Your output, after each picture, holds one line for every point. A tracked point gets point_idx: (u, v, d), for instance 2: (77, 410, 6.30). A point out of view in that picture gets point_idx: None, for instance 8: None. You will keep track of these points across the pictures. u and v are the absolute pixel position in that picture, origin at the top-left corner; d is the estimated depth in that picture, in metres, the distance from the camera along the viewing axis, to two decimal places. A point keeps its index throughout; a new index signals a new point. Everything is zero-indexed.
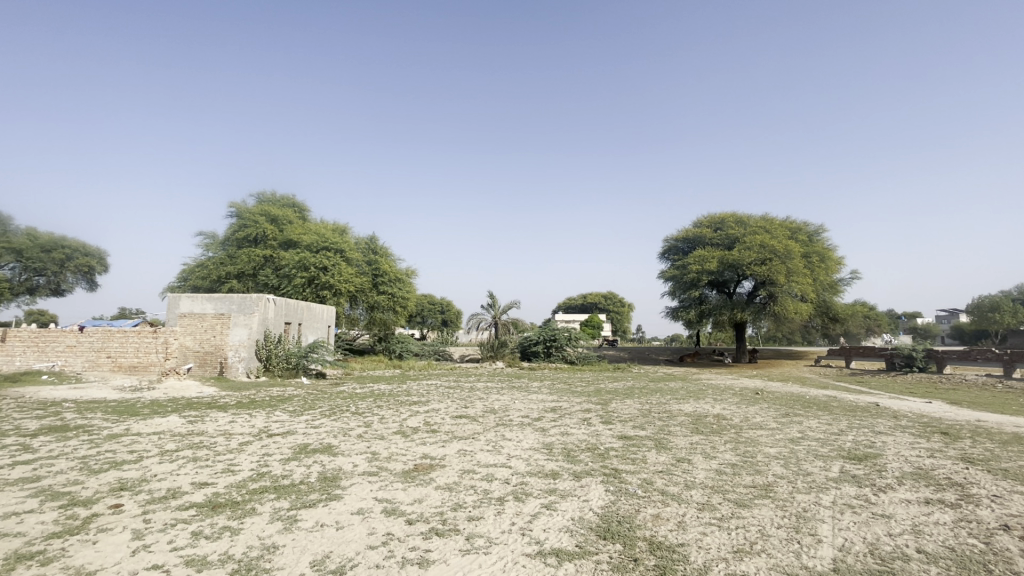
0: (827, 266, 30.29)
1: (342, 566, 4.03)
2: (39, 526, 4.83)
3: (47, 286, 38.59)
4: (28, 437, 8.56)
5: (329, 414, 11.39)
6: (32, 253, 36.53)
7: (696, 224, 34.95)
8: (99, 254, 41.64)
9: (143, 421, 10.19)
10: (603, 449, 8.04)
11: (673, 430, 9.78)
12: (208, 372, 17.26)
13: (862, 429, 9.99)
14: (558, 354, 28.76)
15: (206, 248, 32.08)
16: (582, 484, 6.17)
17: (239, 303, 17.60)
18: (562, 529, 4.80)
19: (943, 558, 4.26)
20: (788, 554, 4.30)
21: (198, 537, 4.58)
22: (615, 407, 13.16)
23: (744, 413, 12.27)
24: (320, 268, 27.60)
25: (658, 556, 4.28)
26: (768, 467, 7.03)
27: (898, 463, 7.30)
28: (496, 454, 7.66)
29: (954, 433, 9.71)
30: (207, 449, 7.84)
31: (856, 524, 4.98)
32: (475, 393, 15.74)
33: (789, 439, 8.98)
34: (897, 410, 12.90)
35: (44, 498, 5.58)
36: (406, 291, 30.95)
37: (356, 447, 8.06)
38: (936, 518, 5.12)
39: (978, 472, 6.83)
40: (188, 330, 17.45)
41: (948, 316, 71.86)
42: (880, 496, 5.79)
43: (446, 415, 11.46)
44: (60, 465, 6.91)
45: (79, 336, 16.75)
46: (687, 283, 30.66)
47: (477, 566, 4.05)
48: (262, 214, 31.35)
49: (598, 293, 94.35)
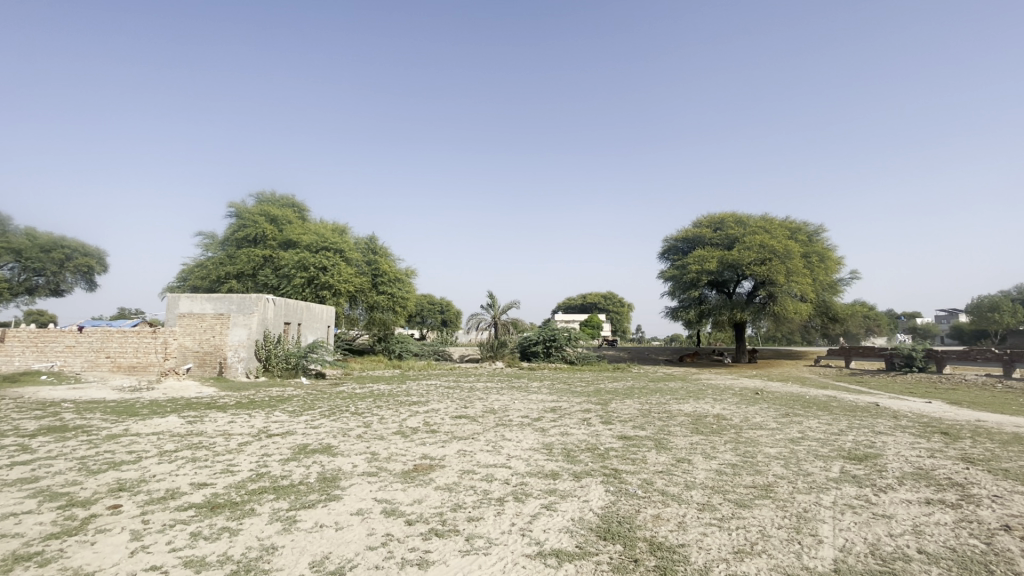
0: (827, 266, 30.30)
1: (341, 568, 4.01)
2: (37, 527, 4.81)
3: (46, 286, 38.56)
4: (26, 437, 8.54)
5: (329, 414, 11.37)
6: (31, 253, 36.49)
7: (695, 224, 34.95)
8: (98, 254, 41.64)
9: (142, 421, 10.17)
10: (603, 449, 8.03)
11: (673, 430, 9.77)
12: (207, 372, 17.24)
13: (862, 429, 9.98)
14: (558, 354, 28.76)
15: (206, 248, 32.05)
16: (582, 484, 6.15)
17: (238, 303, 17.57)
18: (562, 530, 4.79)
19: (944, 558, 4.25)
20: (788, 555, 4.29)
21: (196, 538, 4.56)
22: (615, 407, 13.17)
23: (744, 413, 12.27)
24: (320, 268, 27.59)
25: (658, 557, 4.27)
26: (768, 467, 7.02)
27: (898, 464, 7.29)
28: (496, 454, 7.65)
29: (955, 433, 9.70)
30: (207, 449, 7.83)
31: (857, 524, 4.96)
32: (475, 393, 15.72)
33: (790, 439, 8.97)
34: (897, 410, 12.89)
35: (42, 499, 5.57)
36: (405, 291, 30.94)
37: (355, 447, 8.04)
38: (937, 519, 5.11)
39: (979, 473, 6.82)
40: (188, 330, 17.44)
41: (948, 316, 71.83)
42: (880, 497, 5.78)
43: (445, 415, 11.45)
44: (59, 466, 6.89)
45: (78, 336, 16.72)
46: (687, 283, 30.64)
47: (477, 567, 4.04)
48: (262, 214, 31.32)
49: (598, 293, 94.30)
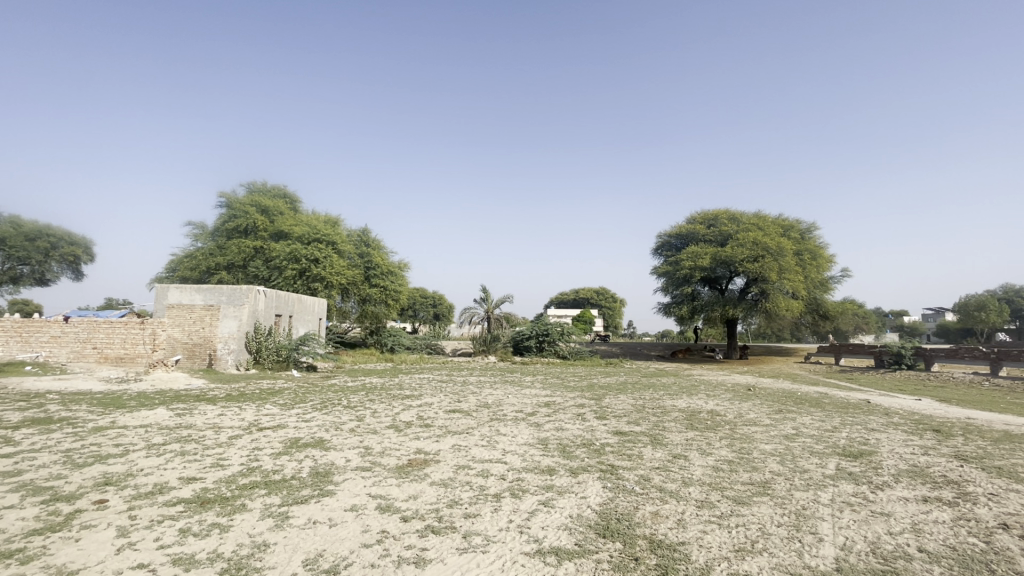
0: (817, 264, 30.49)
1: (336, 566, 3.91)
2: (18, 523, 4.65)
3: (31, 275, 37.82)
4: (9, 429, 8.33)
5: (321, 408, 11.26)
6: (15, 242, 35.69)
7: (689, 220, 34.87)
8: (85, 244, 40.93)
9: (129, 414, 9.97)
10: (599, 445, 7.97)
11: (669, 426, 9.75)
12: (196, 364, 16.99)
13: (855, 426, 9.98)
14: (551, 349, 28.66)
15: (195, 239, 31.50)
16: (579, 480, 6.09)
17: (227, 294, 17.31)
18: (561, 527, 4.71)
19: (945, 557, 4.23)
20: (789, 553, 4.24)
21: (185, 535, 4.43)
22: (608, 402, 13.15)
23: (738, 409, 12.27)
24: (311, 260, 27.34)
25: (659, 555, 4.20)
26: (764, 464, 7.00)
27: (894, 461, 7.28)
28: (491, 450, 7.56)
29: (947, 431, 9.73)
30: (195, 443, 7.66)
31: (856, 522, 4.95)
32: (468, 387, 15.58)
33: (784, 436, 8.95)
34: (889, 409, 12.91)
35: (26, 493, 5.40)
36: (398, 284, 30.75)
37: (348, 441, 7.94)
38: (935, 517, 5.10)
39: (974, 471, 6.82)
40: (176, 321, 17.07)
41: (936, 315, 72.76)
42: (878, 495, 5.76)
43: (439, 410, 11.34)
44: (42, 458, 6.71)
45: (64, 326, 16.37)
46: (681, 279, 30.68)
47: (476, 566, 3.95)
48: (252, 204, 30.76)
49: (591, 288, 94.00)
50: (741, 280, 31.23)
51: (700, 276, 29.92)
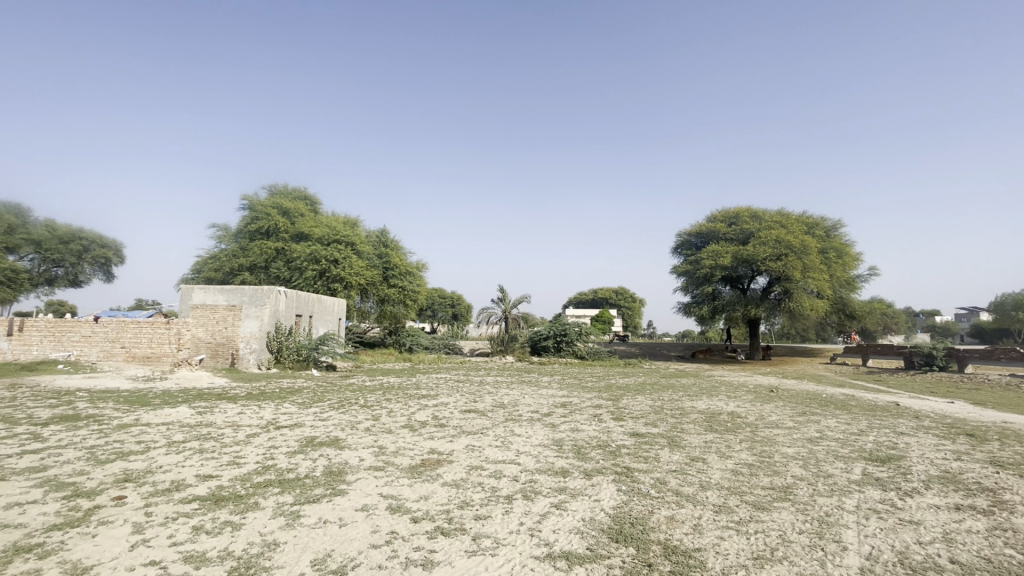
0: (844, 262, 29.60)
1: (344, 566, 3.88)
2: (40, 517, 4.76)
3: (65, 276, 39.14)
4: (38, 426, 8.55)
5: (338, 406, 11.40)
6: (50, 244, 36.92)
7: (710, 219, 34.22)
8: (115, 246, 42.23)
9: (153, 412, 10.19)
10: (615, 447, 7.81)
11: (686, 428, 9.53)
12: (219, 363, 17.33)
13: (882, 428, 9.68)
14: (568, 349, 28.47)
15: (219, 240, 32.15)
16: (593, 482, 5.98)
17: (249, 295, 17.65)
18: (572, 531, 4.62)
19: (978, 569, 4.02)
20: (811, 562, 4.08)
21: (198, 532, 4.47)
22: (625, 403, 12.93)
23: (759, 411, 11.91)
24: (331, 261, 27.70)
25: (673, 562, 4.07)
26: (786, 467, 6.78)
27: (925, 467, 6.98)
28: (505, 450, 7.49)
29: (980, 435, 9.33)
30: (214, 441, 7.80)
31: (882, 531, 4.72)
32: (484, 387, 15.55)
33: (807, 438, 8.70)
34: (920, 411, 12.40)
35: (48, 489, 5.52)
36: (416, 284, 30.92)
37: (363, 440, 7.96)
38: (969, 527, 4.84)
39: (1011, 478, 6.47)
40: (200, 321, 17.45)
41: (969, 313, 70.27)
42: (908, 502, 5.51)
43: (455, 409, 11.36)
44: (68, 455, 6.89)
45: (94, 326, 16.82)
46: (701, 279, 30.18)
47: (485, 568, 3.90)
48: (274, 206, 31.27)
49: (609, 288, 93.08)
50: (763, 279, 30.61)
51: (720, 275, 29.36)
